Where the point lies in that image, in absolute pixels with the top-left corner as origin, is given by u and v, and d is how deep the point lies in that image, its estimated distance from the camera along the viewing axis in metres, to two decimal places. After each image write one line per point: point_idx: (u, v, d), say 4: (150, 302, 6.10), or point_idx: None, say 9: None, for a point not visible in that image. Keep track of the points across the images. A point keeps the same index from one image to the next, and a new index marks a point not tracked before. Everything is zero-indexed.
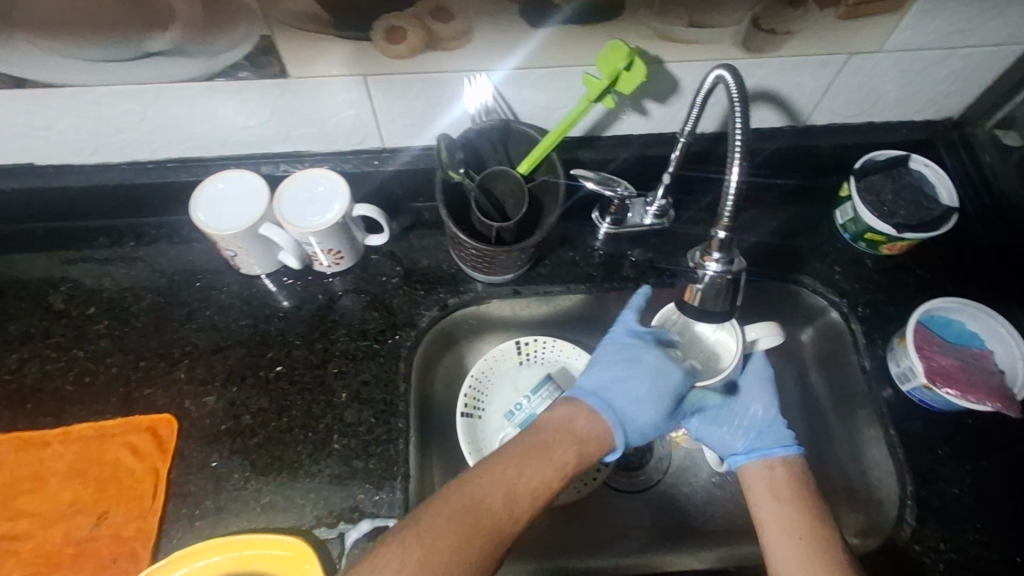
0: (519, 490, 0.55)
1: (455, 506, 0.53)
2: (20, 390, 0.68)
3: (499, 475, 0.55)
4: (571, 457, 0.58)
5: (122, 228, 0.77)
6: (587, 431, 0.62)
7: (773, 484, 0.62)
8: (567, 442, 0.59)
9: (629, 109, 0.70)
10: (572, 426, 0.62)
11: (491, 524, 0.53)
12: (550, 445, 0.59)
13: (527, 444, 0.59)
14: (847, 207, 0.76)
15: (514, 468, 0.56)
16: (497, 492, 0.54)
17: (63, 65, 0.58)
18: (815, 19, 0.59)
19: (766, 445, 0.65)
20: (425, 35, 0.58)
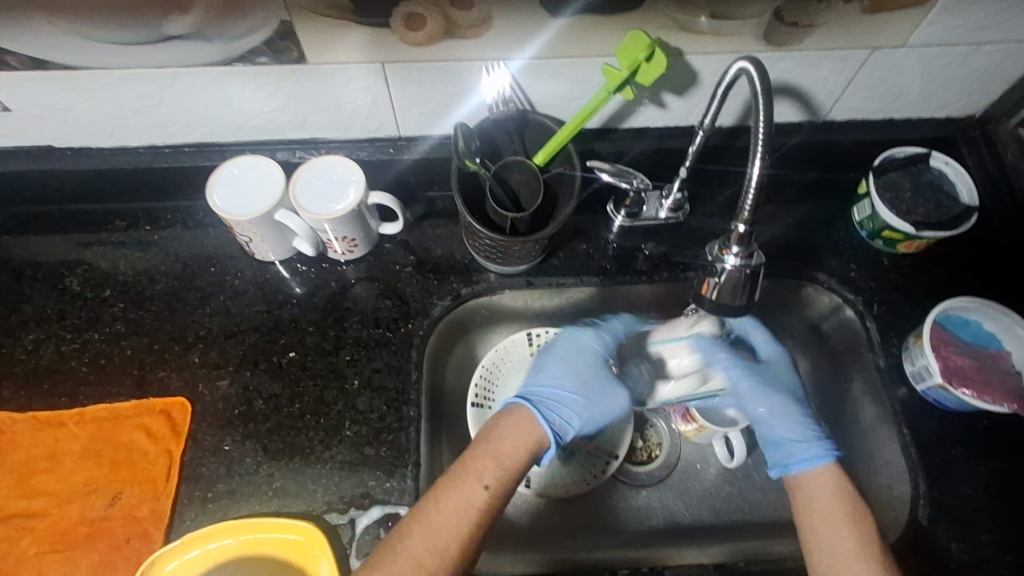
0: (441, 519, 0.57)
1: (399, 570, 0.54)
2: (35, 370, 0.69)
3: (422, 512, 0.57)
4: (491, 482, 0.59)
5: (138, 212, 0.78)
6: (512, 439, 0.62)
7: (824, 491, 0.61)
8: (480, 454, 0.60)
9: (646, 101, 0.70)
10: (491, 436, 0.62)
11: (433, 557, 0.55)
12: (468, 477, 0.59)
13: (445, 487, 0.58)
14: (865, 203, 0.75)
15: (434, 500, 0.58)
16: (430, 546, 0.55)
17: (82, 48, 0.58)
18: (839, 13, 0.59)
19: (796, 450, 0.65)
20: (443, 22, 0.58)
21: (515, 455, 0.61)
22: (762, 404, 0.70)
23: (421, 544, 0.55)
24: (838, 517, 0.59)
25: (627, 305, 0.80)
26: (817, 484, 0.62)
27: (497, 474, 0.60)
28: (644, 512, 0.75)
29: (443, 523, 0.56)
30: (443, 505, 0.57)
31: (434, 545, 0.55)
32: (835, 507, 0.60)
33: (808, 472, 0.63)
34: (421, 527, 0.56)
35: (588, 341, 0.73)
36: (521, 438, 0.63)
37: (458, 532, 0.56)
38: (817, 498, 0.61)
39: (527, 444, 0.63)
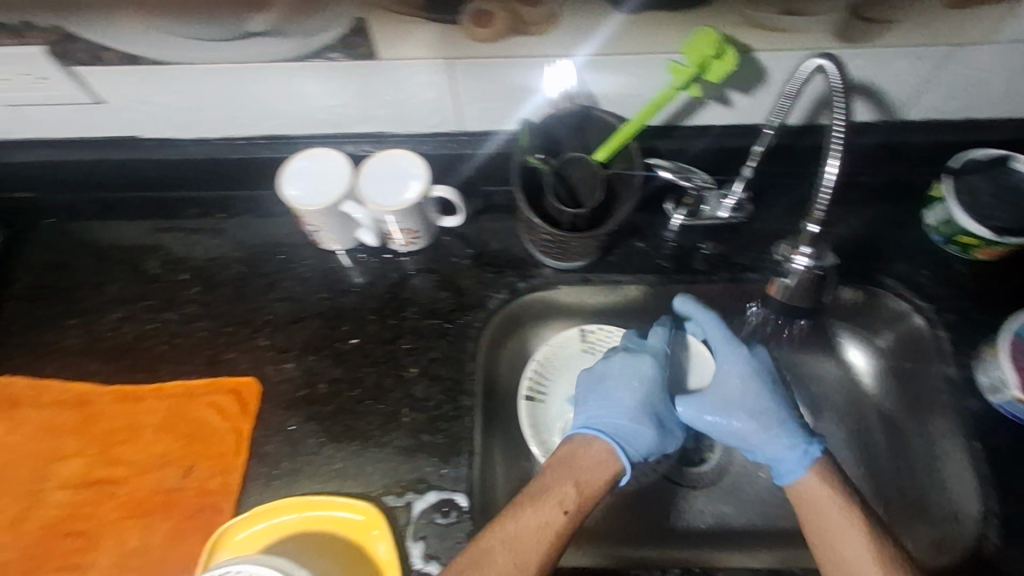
0: (521, 539, 0.57)
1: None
2: (118, 347, 0.73)
3: (505, 529, 0.58)
4: (571, 509, 0.59)
5: (211, 200, 0.82)
6: (593, 470, 0.63)
7: (819, 502, 0.60)
8: (562, 480, 0.61)
9: (712, 98, 0.69)
10: (572, 462, 0.64)
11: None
12: (548, 502, 0.59)
13: (523, 509, 0.59)
14: (939, 207, 0.72)
15: (515, 519, 0.58)
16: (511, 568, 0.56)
17: (171, 44, 0.61)
18: (920, 8, 0.57)
19: (786, 464, 0.64)
20: (512, 19, 0.58)
21: (594, 485, 0.62)
22: (733, 422, 0.69)
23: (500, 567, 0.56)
24: (849, 533, 0.57)
25: None
26: (813, 495, 0.61)
27: (578, 501, 0.60)
28: (693, 513, 0.75)
29: (522, 546, 0.57)
30: (523, 529, 0.58)
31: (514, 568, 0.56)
32: (838, 524, 0.58)
33: (796, 484, 0.63)
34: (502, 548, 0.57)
35: (623, 362, 0.71)
36: (598, 469, 0.64)
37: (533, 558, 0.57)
38: (819, 514, 0.60)
39: (602, 475, 0.63)
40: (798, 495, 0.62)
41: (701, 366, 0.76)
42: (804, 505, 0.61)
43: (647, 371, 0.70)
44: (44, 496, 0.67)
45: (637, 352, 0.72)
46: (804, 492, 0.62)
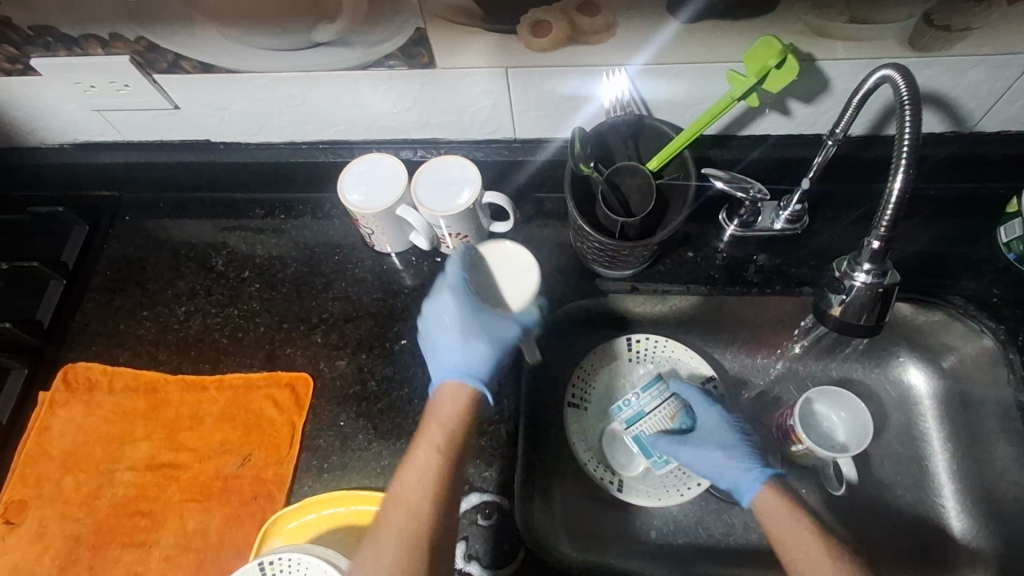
0: (409, 495, 0.58)
1: (388, 545, 0.56)
2: (185, 338, 0.78)
3: (395, 492, 0.59)
4: (441, 448, 0.61)
5: (274, 201, 0.85)
6: (447, 411, 0.64)
7: (776, 512, 0.62)
8: (425, 432, 0.62)
9: (771, 108, 0.67)
10: (436, 414, 0.64)
11: (416, 524, 0.57)
12: (419, 451, 0.61)
13: (406, 467, 0.61)
14: (1016, 223, 0.69)
15: (401, 482, 0.60)
16: (408, 513, 0.57)
17: (244, 53, 0.65)
18: (1000, 15, 0.54)
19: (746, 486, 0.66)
20: (569, 28, 0.59)
21: (455, 419, 0.64)
22: (700, 463, 0.69)
23: (399, 517, 0.57)
24: (803, 534, 0.59)
25: (734, 317, 0.78)
26: (771, 506, 0.63)
27: (445, 439, 0.61)
28: (739, 530, 0.73)
29: (411, 496, 0.58)
30: (407, 483, 0.59)
31: (409, 515, 0.57)
32: (793, 527, 0.60)
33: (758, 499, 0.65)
34: (402, 504, 0.58)
35: (452, 301, 0.68)
36: (455, 407, 0.65)
37: (423, 499, 0.58)
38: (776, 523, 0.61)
39: (461, 408, 0.65)
40: (759, 506, 0.64)
41: (521, 263, 0.68)
42: (762, 519, 0.63)
43: (465, 304, 0.68)
44: (116, 475, 0.71)
45: (457, 287, 0.69)
46: (765, 503, 0.64)
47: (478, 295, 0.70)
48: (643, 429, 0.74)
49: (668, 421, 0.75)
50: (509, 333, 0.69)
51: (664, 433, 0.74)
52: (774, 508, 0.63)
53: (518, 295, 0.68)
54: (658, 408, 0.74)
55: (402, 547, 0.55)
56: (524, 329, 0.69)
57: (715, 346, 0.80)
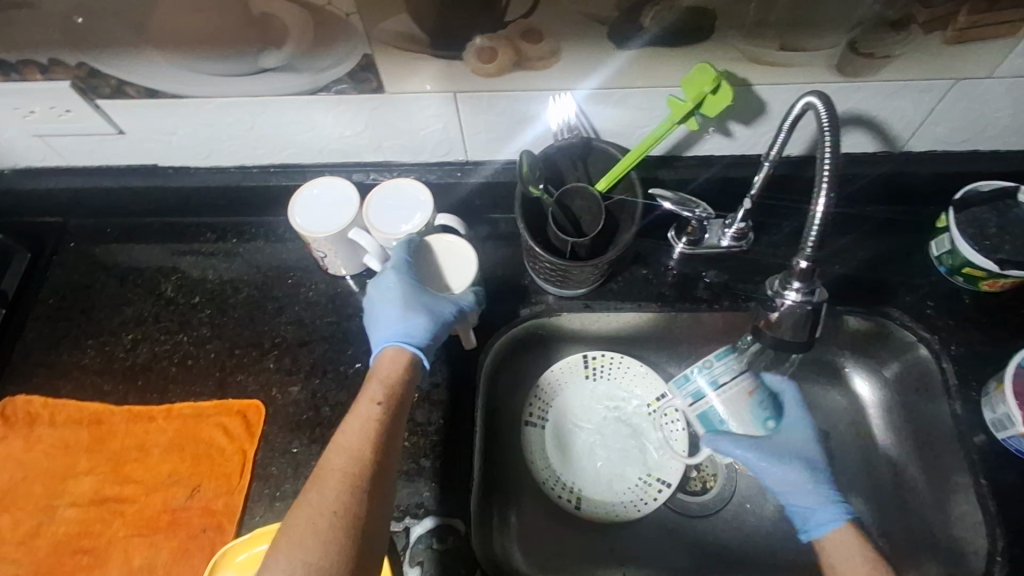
0: (351, 442, 0.58)
1: (329, 486, 0.55)
2: (132, 367, 0.76)
3: (336, 441, 0.59)
4: (383, 399, 0.62)
5: (226, 225, 0.84)
6: (388, 370, 0.66)
7: (846, 552, 0.64)
8: (369, 387, 0.63)
9: (712, 130, 0.70)
10: (379, 373, 0.65)
11: (354, 471, 0.56)
12: (363, 402, 0.62)
13: (349, 417, 0.61)
14: (945, 238, 0.72)
15: (342, 432, 0.59)
16: (349, 458, 0.57)
17: (189, 79, 0.64)
18: (918, 43, 0.57)
19: (820, 516, 0.66)
20: (514, 55, 0.60)
21: (396, 380, 0.65)
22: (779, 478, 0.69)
23: (341, 461, 0.57)
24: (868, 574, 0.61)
25: (686, 333, 0.80)
26: (841, 545, 0.64)
27: (386, 393, 0.63)
28: (695, 543, 0.74)
29: (355, 442, 0.58)
30: (349, 430, 0.59)
31: (350, 460, 0.57)
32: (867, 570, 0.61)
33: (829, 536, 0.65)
34: (344, 448, 0.58)
35: (395, 276, 0.68)
36: (395, 369, 0.66)
37: (365, 446, 0.58)
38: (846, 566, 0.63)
39: (401, 371, 0.66)
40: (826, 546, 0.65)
41: (461, 256, 0.71)
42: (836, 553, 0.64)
43: (407, 280, 0.68)
44: (56, 512, 0.69)
45: (400, 266, 0.68)
46: (836, 543, 0.65)
47: (421, 275, 0.70)
48: (710, 406, 0.72)
49: (745, 398, 0.71)
50: (446, 311, 0.69)
51: (743, 415, 0.72)
52: (846, 548, 0.64)
53: (458, 281, 0.70)
54: (729, 385, 0.71)
55: (344, 488, 0.55)
56: (459, 310, 0.70)
57: (670, 361, 0.82)
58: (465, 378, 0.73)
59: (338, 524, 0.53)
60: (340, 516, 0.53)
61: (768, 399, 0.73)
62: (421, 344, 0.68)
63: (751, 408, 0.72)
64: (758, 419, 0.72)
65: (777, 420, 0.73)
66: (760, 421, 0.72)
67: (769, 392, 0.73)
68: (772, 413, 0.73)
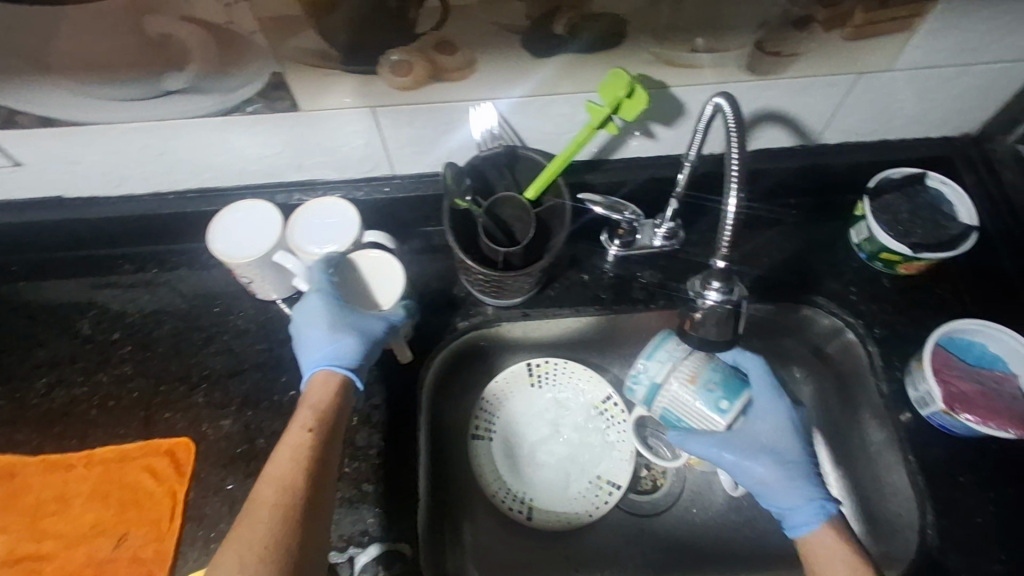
0: (282, 472, 0.56)
1: (259, 522, 0.53)
2: (47, 414, 0.71)
3: (268, 472, 0.56)
4: (314, 425, 0.59)
5: (145, 255, 0.80)
6: (319, 396, 0.63)
7: (831, 552, 0.60)
8: (300, 413, 0.61)
9: (636, 132, 0.71)
10: (309, 398, 0.63)
11: (286, 503, 0.54)
12: (294, 430, 0.59)
13: (278, 448, 0.58)
14: (862, 225, 0.74)
15: (273, 463, 0.57)
16: (279, 491, 0.55)
17: (86, 105, 0.60)
18: (821, 41, 0.59)
19: (800, 513, 0.64)
20: (429, 67, 0.59)
21: (328, 406, 0.63)
22: (755, 474, 0.66)
23: (271, 494, 0.55)
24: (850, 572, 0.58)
25: (626, 334, 0.80)
26: (826, 546, 0.61)
27: (317, 418, 0.61)
28: (647, 541, 0.75)
29: (285, 473, 0.56)
30: (279, 461, 0.57)
31: (280, 493, 0.55)
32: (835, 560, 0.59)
33: (812, 535, 0.63)
34: (274, 480, 0.56)
35: (319, 299, 0.66)
36: (325, 393, 0.64)
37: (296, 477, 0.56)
38: (824, 564, 0.60)
39: (333, 395, 0.64)
40: (810, 548, 0.62)
41: (389, 270, 0.69)
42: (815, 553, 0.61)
43: (332, 301, 0.66)
44: None
45: (323, 287, 0.66)
46: (820, 544, 0.62)
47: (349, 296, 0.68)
48: (663, 409, 0.67)
49: (688, 389, 0.65)
50: (376, 329, 0.68)
51: (692, 407, 0.65)
52: (831, 548, 0.61)
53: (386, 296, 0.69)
54: (668, 379, 0.66)
55: (275, 521, 0.53)
56: (391, 326, 0.69)
57: (613, 363, 0.83)
58: (403, 396, 0.71)
59: (269, 560, 0.51)
60: (271, 552, 0.51)
61: (716, 378, 0.65)
62: (352, 366, 0.66)
63: (699, 395, 0.65)
64: (711, 406, 0.65)
65: (733, 399, 0.65)
66: (713, 407, 0.65)
67: (716, 370, 0.65)
68: (726, 393, 0.65)
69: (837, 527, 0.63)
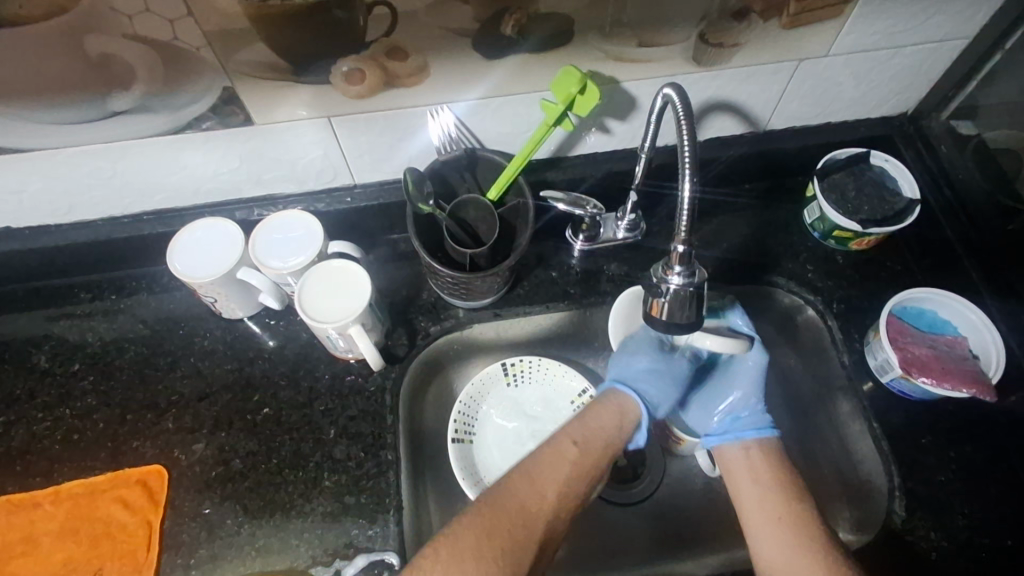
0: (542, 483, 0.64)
1: (485, 548, 0.58)
2: (7, 453, 0.69)
3: (529, 478, 0.64)
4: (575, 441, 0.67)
5: (102, 282, 0.78)
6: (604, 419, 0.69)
7: (754, 469, 0.66)
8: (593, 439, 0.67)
9: (592, 128, 0.72)
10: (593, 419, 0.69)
11: (530, 513, 0.61)
12: (556, 457, 0.66)
13: (541, 467, 0.65)
14: (814, 206, 0.77)
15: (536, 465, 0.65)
16: (483, 532, 0.59)
17: (27, 130, 0.58)
18: (760, 30, 0.61)
19: (740, 428, 0.69)
20: (382, 73, 0.59)
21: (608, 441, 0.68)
22: (735, 387, 0.71)
23: (478, 523, 0.60)
24: (764, 491, 0.64)
25: (598, 326, 0.82)
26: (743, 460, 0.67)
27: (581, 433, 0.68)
28: (630, 529, 0.76)
29: (517, 501, 0.62)
30: (518, 489, 0.63)
31: (483, 528, 0.60)
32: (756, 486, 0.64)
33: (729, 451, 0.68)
34: (483, 512, 0.61)
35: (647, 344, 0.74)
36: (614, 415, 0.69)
37: (526, 516, 0.61)
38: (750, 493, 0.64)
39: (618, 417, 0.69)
40: (725, 459, 0.68)
41: (343, 285, 0.66)
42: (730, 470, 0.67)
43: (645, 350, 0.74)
44: None
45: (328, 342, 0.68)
46: (735, 457, 0.68)
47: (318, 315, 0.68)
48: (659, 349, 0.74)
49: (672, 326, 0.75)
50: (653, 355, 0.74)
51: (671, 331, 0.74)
52: (754, 465, 0.66)
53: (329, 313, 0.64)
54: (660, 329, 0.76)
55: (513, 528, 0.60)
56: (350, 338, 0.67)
57: (588, 356, 0.83)
58: (377, 404, 0.70)
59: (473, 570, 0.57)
60: (475, 558, 0.58)
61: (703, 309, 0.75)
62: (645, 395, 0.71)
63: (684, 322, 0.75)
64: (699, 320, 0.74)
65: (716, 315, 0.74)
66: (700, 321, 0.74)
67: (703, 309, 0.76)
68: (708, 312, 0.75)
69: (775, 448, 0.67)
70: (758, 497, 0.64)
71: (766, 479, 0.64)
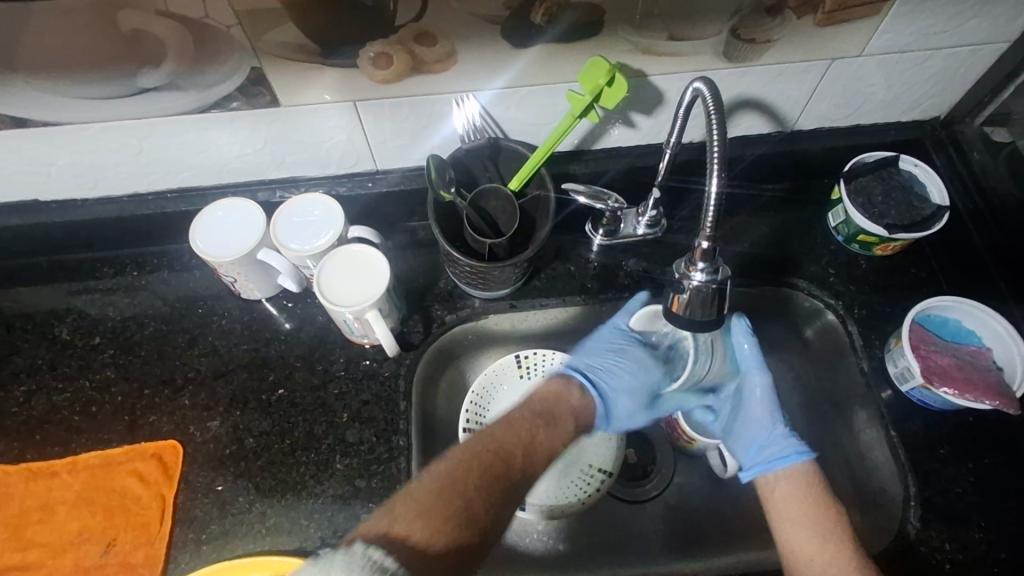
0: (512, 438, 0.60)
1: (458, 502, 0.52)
2: (28, 422, 0.70)
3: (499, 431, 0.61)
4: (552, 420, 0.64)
5: (125, 258, 0.79)
6: (574, 400, 0.68)
7: (792, 496, 0.62)
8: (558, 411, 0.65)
9: (616, 122, 0.71)
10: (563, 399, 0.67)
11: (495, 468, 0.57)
12: (529, 418, 0.63)
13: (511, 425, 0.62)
14: (839, 209, 0.76)
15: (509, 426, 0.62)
16: (483, 480, 0.55)
17: (58, 104, 0.59)
18: (794, 27, 0.60)
19: (767, 457, 0.65)
20: (409, 59, 0.59)
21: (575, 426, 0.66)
22: (750, 412, 0.69)
23: (455, 475, 0.54)
24: (802, 527, 0.60)
25: (614, 322, 0.81)
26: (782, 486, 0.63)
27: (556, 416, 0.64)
28: (641, 530, 0.75)
29: (497, 465, 0.57)
30: (490, 442, 0.59)
31: (465, 471, 0.55)
32: (795, 512, 0.61)
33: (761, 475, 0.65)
34: (469, 463, 0.56)
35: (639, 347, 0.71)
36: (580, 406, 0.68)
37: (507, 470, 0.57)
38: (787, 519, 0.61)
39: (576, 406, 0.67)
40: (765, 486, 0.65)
41: (366, 269, 0.66)
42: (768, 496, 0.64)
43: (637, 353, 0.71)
44: None
45: (346, 326, 0.68)
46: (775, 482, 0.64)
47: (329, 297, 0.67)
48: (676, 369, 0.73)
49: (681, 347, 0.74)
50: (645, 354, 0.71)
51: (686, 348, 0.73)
52: (788, 498, 0.62)
53: (346, 301, 0.64)
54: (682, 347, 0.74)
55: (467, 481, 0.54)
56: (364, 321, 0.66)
57: None
58: (390, 389, 0.71)
59: (448, 525, 0.50)
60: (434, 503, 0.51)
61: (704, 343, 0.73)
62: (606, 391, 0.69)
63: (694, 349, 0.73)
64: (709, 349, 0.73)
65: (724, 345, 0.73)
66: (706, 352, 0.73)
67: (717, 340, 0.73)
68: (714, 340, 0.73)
69: (814, 475, 0.63)
70: (796, 528, 0.60)
71: (802, 508, 0.61)
